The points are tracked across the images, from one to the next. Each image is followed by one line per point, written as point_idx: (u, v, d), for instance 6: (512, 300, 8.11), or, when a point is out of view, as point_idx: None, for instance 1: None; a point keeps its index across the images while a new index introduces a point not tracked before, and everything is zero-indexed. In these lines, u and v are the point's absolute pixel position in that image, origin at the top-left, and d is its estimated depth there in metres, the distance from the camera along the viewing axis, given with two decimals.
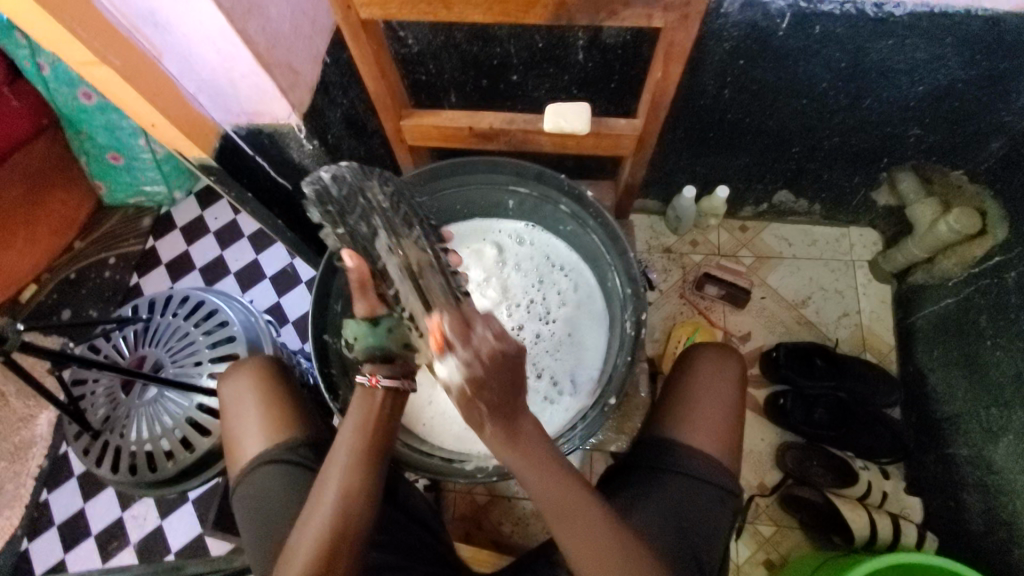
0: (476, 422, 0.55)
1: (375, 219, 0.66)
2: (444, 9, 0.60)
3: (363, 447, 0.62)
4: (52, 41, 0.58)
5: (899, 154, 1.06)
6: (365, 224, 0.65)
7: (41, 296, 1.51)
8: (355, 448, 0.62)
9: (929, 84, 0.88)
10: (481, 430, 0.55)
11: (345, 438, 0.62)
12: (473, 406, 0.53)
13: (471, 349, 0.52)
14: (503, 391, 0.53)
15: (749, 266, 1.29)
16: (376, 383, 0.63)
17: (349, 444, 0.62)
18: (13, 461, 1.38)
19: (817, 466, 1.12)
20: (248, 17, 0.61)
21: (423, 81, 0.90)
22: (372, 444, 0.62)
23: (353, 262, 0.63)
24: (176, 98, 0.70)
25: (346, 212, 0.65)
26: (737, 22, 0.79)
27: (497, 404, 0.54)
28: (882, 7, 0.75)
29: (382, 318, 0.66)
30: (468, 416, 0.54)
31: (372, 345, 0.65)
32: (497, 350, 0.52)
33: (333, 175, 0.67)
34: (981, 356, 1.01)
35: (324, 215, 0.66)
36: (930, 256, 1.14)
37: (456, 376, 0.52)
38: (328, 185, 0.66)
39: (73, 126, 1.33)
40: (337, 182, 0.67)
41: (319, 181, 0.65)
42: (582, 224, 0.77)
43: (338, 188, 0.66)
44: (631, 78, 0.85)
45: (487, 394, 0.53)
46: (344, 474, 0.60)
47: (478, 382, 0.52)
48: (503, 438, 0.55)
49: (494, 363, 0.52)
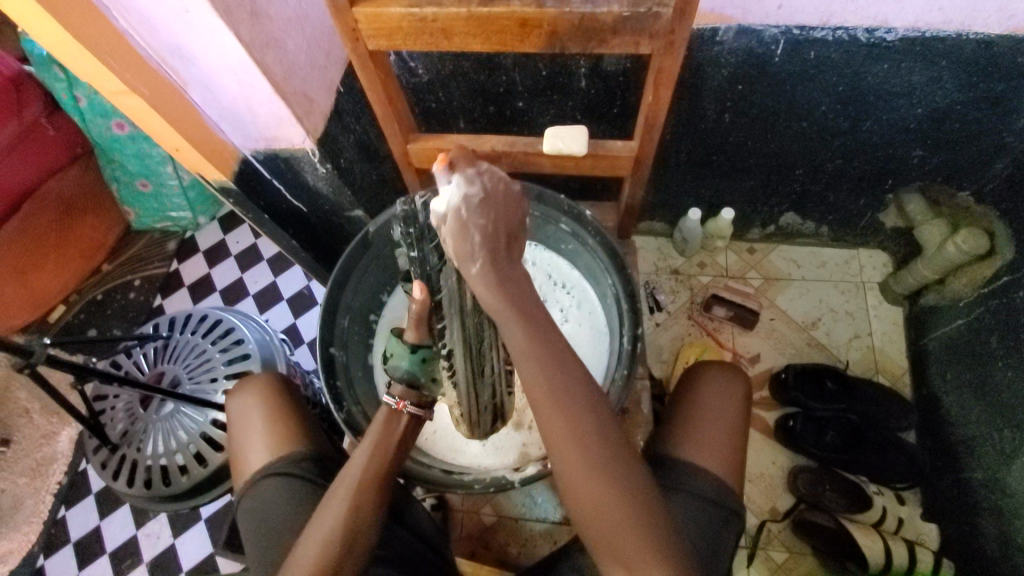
0: (467, 253, 0.54)
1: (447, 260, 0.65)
2: (445, 40, 0.64)
3: (375, 465, 0.65)
4: (87, 73, 0.64)
5: (904, 176, 1.06)
6: (438, 257, 0.64)
7: (69, 316, 1.57)
8: (370, 457, 0.65)
9: (927, 106, 0.89)
10: (472, 262, 0.54)
11: (361, 454, 0.65)
12: (467, 233, 0.54)
13: (475, 172, 0.55)
14: (499, 223, 0.55)
15: (758, 287, 1.29)
16: (403, 406, 0.68)
17: (362, 462, 0.65)
18: (34, 476, 1.43)
19: (830, 490, 1.10)
20: (266, 50, 0.66)
21: (432, 108, 0.94)
22: (382, 464, 0.65)
23: (420, 294, 0.64)
24: (199, 125, 0.75)
25: (424, 239, 0.63)
26: (733, 49, 0.82)
27: (490, 238, 0.55)
28: (874, 32, 0.77)
29: (422, 348, 0.69)
30: (460, 241, 0.54)
31: (403, 369, 0.68)
32: (500, 181, 0.56)
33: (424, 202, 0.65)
34: (994, 377, 0.99)
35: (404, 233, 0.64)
36: (941, 277, 1.13)
37: (456, 199, 0.53)
38: (417, 209, 0.64)
39: (106, 155, 1.42)
40: (424, 208, 0.64)
41: (413, 203, 0.64)
42: (582, 242, 0.79)
43: (425, 216, 0.64)
44: (632, 103, 0.88)
45: (482, 223, 0.54)
46: (354, 489, 0.62)
47: (475, 206, 0.54)
48: (492, 281, 0.54)
49: (495, 191, 0.56)
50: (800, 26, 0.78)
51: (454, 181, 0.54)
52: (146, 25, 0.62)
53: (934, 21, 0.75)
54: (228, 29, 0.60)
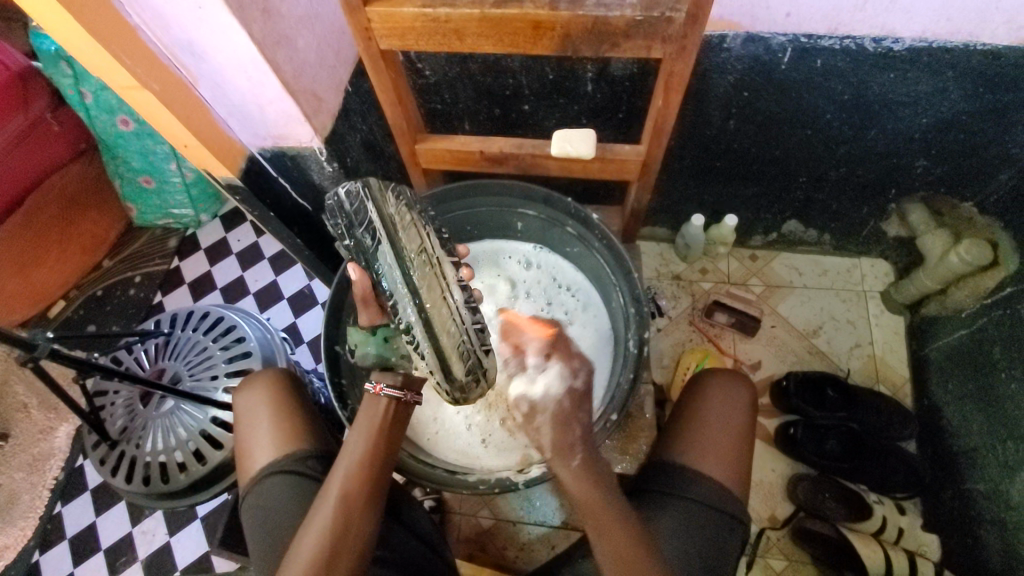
0: (567, 447, 0.62)
1: (378, 231, 0.71)
2: (458, 41, 0.64)
3: (365, 460, 0.63)
4: (99, 68, 0.64)
5: (908, 186, 1.07)
6: (370, 238, 0.71)
7: (68, 311, 1.57)
8: (363, 448, 0.63)
9: (932, 116, 0.90)
10: (570, 458, 0.62)
11: (348, 451, 0.63)
12: (569, 427, 0.63)
13: (574, 366, 0.65)
14: (588, 417, 0.64)
15: (759, 294, 1.30)
16: (379, 390, 0.65)
17: (352, 458, 0.63)
18: (30, 472, 1.42)
19: (830, 498, 1.09)
20: (277, 48, 0.67)
21: (439, 110, 0.95)
22: (373, 457, 0.63)
23: (357, 275, 0.68)
24: (208, 122, 0.75)
25: (353, 224, 0.72)
26: (740, 56, 0.82)
27: (583, 435, 0.63)
28: (881, 42, 0.78)
29: (381, 328, 0.72)
30: (564, 436, 0.62)
31: (371, 353, 0.72)
32: (587, 377, 0.65)
33: (349, 191, 0.73)
34: (997, 388, 0.99)
35: (336, 226, 0.73)
36: (942, 287, 1.13)
37: (556, 390, 0.63)
38: (343, 197, 0.72)
39: (110, 151, 1.42)
40: (351, 197, 0.72)
41: (335, 195, 0.72)
42: (588, 246, 0.79)
43: (352, 204, 0.72)
44: (638, 108, 0.89)
45: (579, 417, 0.63)
46: (346, 483, 0.61)
47: (575, 398, 0.63)
48: (586, 472, 0.62)
49: (586, 387, 0.65)
50: (807, 34, 0.78)
51: (554, 374, 0.63)
52: (159, 21, 0.62)
53: (941, 31, 0.76)
54: (241, 28, 0.60)
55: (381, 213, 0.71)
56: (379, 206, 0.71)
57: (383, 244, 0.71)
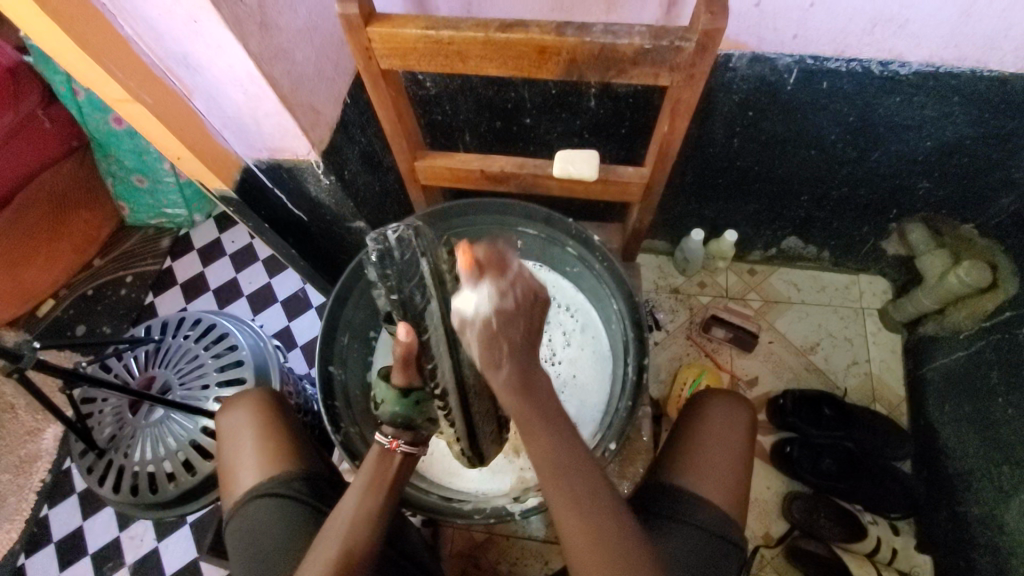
0: (494, 361, 0.54)
1: (432, 292, 0.61)
2: (460, 63, 0.63)
3: (367, 503, 0.62)
4: (89, 78, 0.62)
5: (908, 206, 1.07)
6: (421, 296, 0.61)
7: (58, 312, 1.53)
8: (365, 489, 0.64)
9: (935, 139, 0.89)
10: (498, 371, 0.54)
11: (351, 496, 0.63)
12: (496, 345, 0.54)
13: (509, 281, 0.54)
14: (526, 331, 0.55)
15: (758, 309, 1.29)
16: (397, 447, 0.67)
17: (356, 497, 0.63)
18: (16, 474, 1.40)
19: (825, 518, 1.09)
20: (274, 62, 0.65)
21: (439, 121, 0.93)
22: (376, 503, 0.63)
23: (406, 338, 0.60)
24: (202, 134, 0.73)
25: (404, 277, 0.61)
26: (745, 76, 0.81)
27: (516, 347, 0.55)
28: (888, 65, 0.77)
29: (414, 391, 0.67)
30: (490, 353, 0.53)
31: (397, 414, 0.67)
32: (528, 290, 0.56)
33: (399, 233, 0.61)
34: (993, 413, 0.99)
35: (381, 274, 0.61)
36: (941, 307, 1.13)
37: (486, 308, 0.53)
38: (392, 243, 0.61)
39: (102, 148, 1.40)
40: (401, 242, 0.61)
41: (384, 240, 0.60)
42: (588, 267, 0.78)
43: (402, 251, 0.61)
44: (641, 125, 0.88)
45: (510, 332, 0.54)
46: (351, 520, 0.61)
47: (507, 315, 0.54)
48: (519, 386, 0.54)
49: (525, 301, 0.56)
50: (813, 56, 0.77)
51: (483, 288, 0.53)
52: (152, 32, 0.60)
53: (948, 57, 0.75)
54: (237, 41, 0.59)
55: (436, 272, 0.60)
56: (434, 260, 0.61)
57: (434, 305, 0.61)
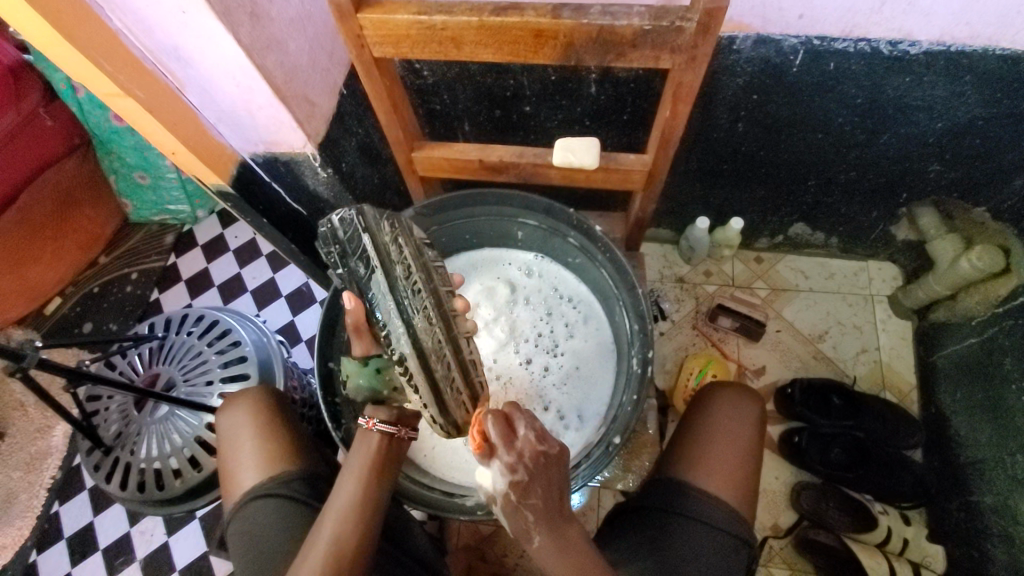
0: (523, 530, 0.52)
1: (372, 258, 0.65)
2: (455, 48, 0.61)
3: (360, 494, 0.60)
4: (79, 73, 0.61)
5: (919, 190, 1.04)
6: (364, 267, 0.66)
7: (64, 309, 1.54)
8: (356, 484, 0.61)
9: (947, 121, 0.87)
10: (529, 540, 0.52)
11: (344, 487, 0.61)
12: (520, 514, 0.52)
13: (516, 452, 0.52)
14: (548, 497, 0.52)
15: (764, 298, 1.27)
16: (372, 425, 0.62)
17: (346, 495, 0.60)
18: (27, 471, 1.41)
19: (835, 508, 1.07)
20: (267, 52, 0.64)
21: (438, 111, 0.92)
22: (367, 495, 0.60)
23: (352, 304, 0.64)
24: (195, 128, 0.72)
25: (347, 253, 0.66)
26: (749, 59, 0.79)
27: (545, 510, 0.52)
28: (898, 45, 0.75)
29: (373, 359, 0.67)
30: (515, 522, 0.52)
31: (362, 384, 0.66)
32: (540, 454, 0.53)
33: (343, 218, 0.67)
34: (1006, 400, 0.97)
35: (329, 254, 0.67)
36: (952, 293, 1.11)
37: (501, 484, 0.52)
38: (336, 226, 0.67)
39: (104, 145, 1.40)
40: (345, 224, 0.67)
41: (329, 223, 0.66)
42: (590, 257, 0.77)
43: (345, 230, 0.67)
44: (643, 111, 0.86)
45: (531, 498, 0.52)
46: (341, 522, 0.59)
47: (523, 486, 0.51)
48: (552, 552, 0.52)
49: (537, 467, 0.52)
50: (821, 36, 0.75)
51: (493, 468, 0.52)
52: (142, 25, 0.59)
53: (961, 35, 0.73)
54: (228, 33, 0.57)
55: (375, 241, 0.65)
56: (373, 233, 0.66)
57: (377, 272, 0.65)
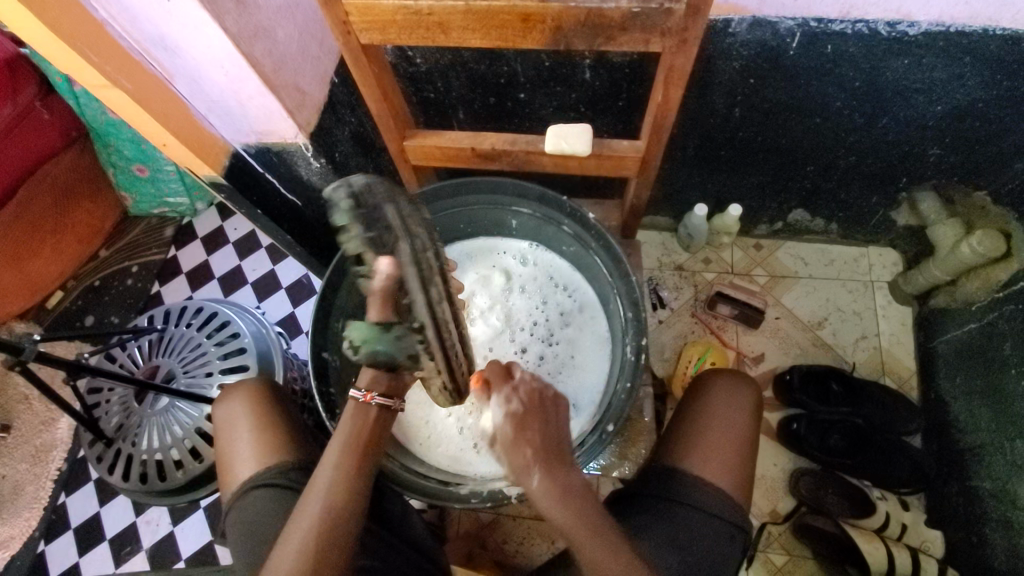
0: (523, 467, 0.51)
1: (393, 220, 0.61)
2: (442, 34, 0.60)
3: (349, 465, 0.60)
4: (67, 65, 0.60)
5: (920, 174, 1.03)
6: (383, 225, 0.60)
7: (67, 303, 1.55)
8: (344, 453, 0.61)
9: (947, 103, 0.85)
10: (529, 477, 0.51)
11: (331, 456, 0.61)
12: (519, 447, 0.51)
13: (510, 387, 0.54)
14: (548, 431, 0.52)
15: (763, 285, 1.27)
16: (371, 400, 0.62)
17: (335, 464, 0.60)
18: (34, 463, 1.42)
19: (833, 494, 1.09)
20: (255, 41, 0.63)
21: (431, 99, 0.91)
22: (358, 463, 0.61)
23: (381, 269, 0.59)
24: (186, 119, 0.72)
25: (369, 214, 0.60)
26: (745, 41, 0.78)
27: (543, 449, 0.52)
28: (896, 26, 0.74)
29: (394, 326, 0.62)
30: (514, 456, 0.51)
31: (378, 353, 0.62)
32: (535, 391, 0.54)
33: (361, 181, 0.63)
34: (1006, 385, 0.97)
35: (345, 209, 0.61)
36: (953, 278, 1.10)
37: (501, 417, 0.52)
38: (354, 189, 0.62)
39: (101, 139, 1.38)
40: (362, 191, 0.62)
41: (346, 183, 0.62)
42: (585, 246, 0.77)
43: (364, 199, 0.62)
44: (639, 97, 0.85)
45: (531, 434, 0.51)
46: (330, 492, 0.58)
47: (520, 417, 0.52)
48: (553, 489, 0.51)
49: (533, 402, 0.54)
50: (818, 18, 0.74)
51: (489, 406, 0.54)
52: (127, 15, 0.58)
53: (960, 15, 0.72)
54: (214, 21, 0.57)
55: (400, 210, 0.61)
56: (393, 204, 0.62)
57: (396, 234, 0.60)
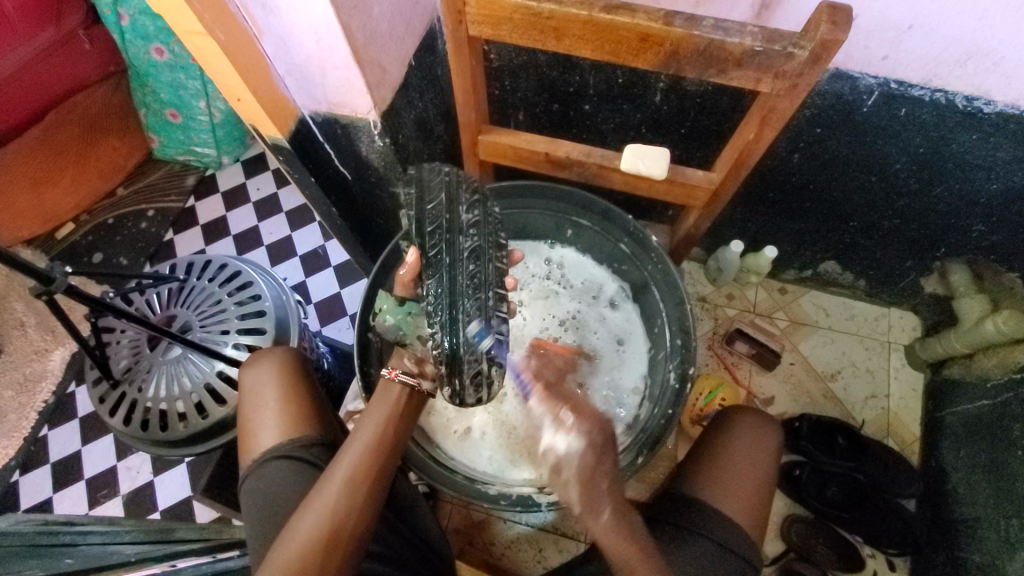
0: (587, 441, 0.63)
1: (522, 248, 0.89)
2: (554, 40, 0.62)
3: (382, 426, 0.67)
4: (164, 4, 0.59)
5: (958, 246, 1.05)
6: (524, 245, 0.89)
7: (76, 236, 1.51)
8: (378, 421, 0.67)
9: (1003, 183, 0.87)
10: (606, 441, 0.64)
11: (369, 422, 0.67)
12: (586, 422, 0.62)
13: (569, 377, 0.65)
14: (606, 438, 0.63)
15: (783, 329, 1.28)
16: (394, 375, 0.69)
17: (370, 426, 0.67)
18: (20, 391, 1.40)
19: (823, 545, 1.09)
20: (353, 13, 0.63)
21: (497, 96, 0.91)
22: (394, 428, 0.67)
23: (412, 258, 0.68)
24: (265, 78, 0.71)
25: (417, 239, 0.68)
26: (821, 92, 0.80)
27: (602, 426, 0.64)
28: (972, 101, 0.75)
29: (409, 302, 0.74)
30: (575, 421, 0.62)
31: (390, 322, 0.74)
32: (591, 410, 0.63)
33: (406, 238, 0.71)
34: (1011, 465, 0.97)
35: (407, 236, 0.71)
36: (971, 352, 1.11)
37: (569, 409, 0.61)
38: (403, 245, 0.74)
39: (139, 77, 1.36)
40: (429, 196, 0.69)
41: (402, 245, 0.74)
42: (639, 266, 0.81)
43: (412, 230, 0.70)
44: (704, 127, 0.85)
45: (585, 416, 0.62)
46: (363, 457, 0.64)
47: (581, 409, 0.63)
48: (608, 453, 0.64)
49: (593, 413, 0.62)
50: (898, 81, 0.76)
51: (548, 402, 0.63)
52: None
53: None
54: None
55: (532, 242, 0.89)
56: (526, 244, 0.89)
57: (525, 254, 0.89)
